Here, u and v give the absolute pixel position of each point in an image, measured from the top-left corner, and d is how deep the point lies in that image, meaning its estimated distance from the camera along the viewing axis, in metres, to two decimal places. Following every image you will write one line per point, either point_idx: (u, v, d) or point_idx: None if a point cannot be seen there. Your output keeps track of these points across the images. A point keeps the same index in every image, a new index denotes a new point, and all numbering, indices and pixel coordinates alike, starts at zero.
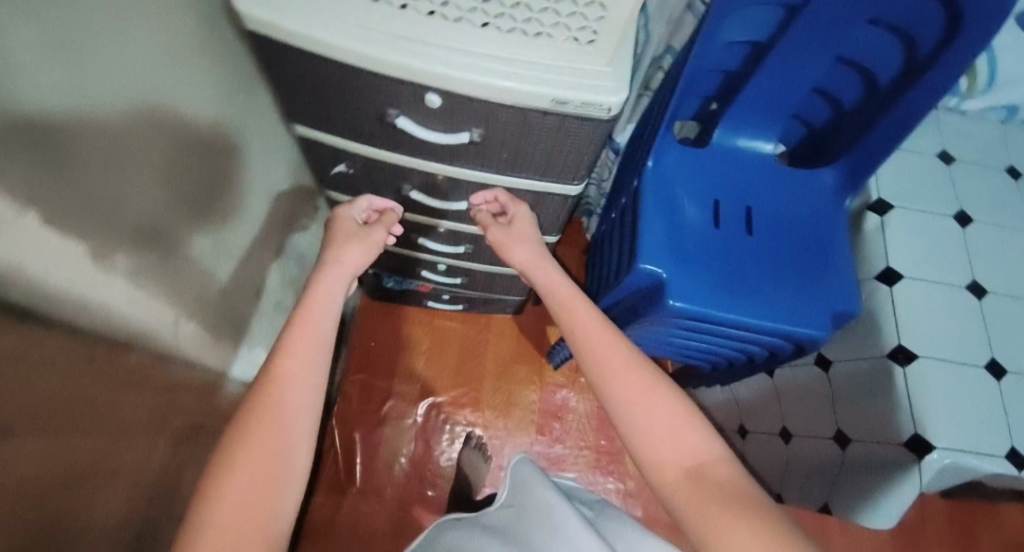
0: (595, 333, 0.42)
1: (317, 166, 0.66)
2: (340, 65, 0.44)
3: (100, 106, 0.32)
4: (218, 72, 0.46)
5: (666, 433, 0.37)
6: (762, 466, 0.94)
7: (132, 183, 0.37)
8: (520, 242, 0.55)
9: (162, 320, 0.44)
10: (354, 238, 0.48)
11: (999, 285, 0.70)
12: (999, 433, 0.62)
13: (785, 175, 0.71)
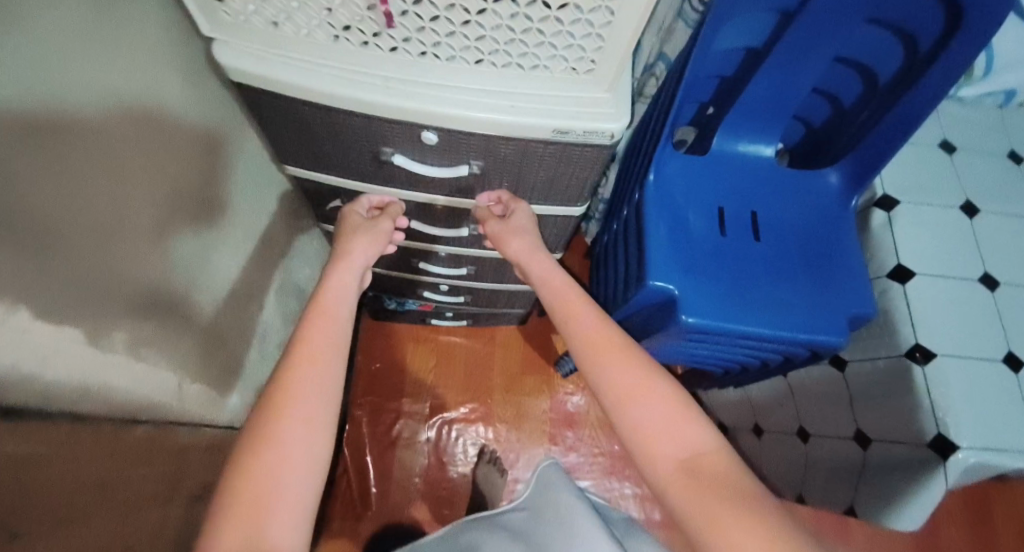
0: (589, 325, 0.41)
1: (312, 202, 0.64)
2: (333, 109, 0.43)
3: (81, 190, 0.31)
4: (206, 125, 0.45)
5: (660, 422, 0.35)
6: (780, 466, 0.93)
7: (127, 253, 0.36)
8: (520, 234, 0.51)
9: (166, 388, 0.43)
10: (362, 230, 0.47)
11: (1010, 273, 0.69)
12: (1021, 427, 0.61)
13: (788, 178, 0.70)
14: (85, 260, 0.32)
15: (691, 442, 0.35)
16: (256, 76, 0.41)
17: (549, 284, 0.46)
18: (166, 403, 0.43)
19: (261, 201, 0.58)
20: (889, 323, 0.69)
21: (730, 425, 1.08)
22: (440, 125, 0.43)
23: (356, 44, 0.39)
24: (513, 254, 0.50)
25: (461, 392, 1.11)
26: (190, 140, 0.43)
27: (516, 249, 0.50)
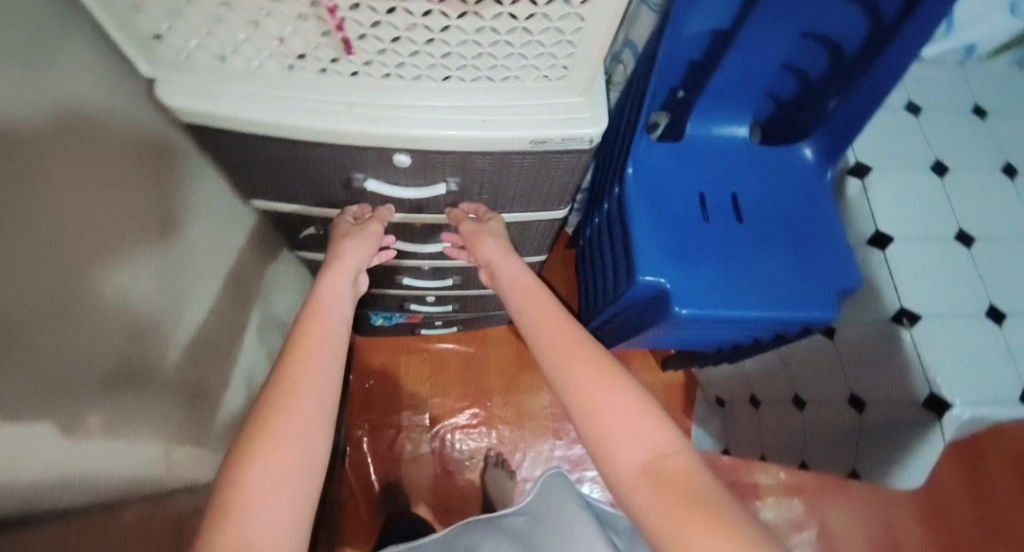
0: (551, 328, 0.42)
1: (285, 232, 0.62)
2: (296, 142, 0.41)
3: (29, 272, 0.28)
4: (159, 169, 0.42)
5: (623, 420, 0.35)
6: (780, 434, 0.95)
7: (94, 327, 0.34)
8: (493, 235, 0.51)
9: (149, 459, 0.41)
10: (354, 235, 0.47)
11: (983, 226, 0.71)
12: (1009, 376, 0.62)
13: (764, 157, 0.70)
14: (49, 348, 0.29)
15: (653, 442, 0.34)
16: (210, 117, 0.38)
17: (518, 285, 0.47)
18: (151, 478, 0.42)
19: (228, 239, 0.54)
20: (873, 289, 0.70)
21: (726, 399, 1.09)
22: (411, 148, 0.41)
23: (313, 71, 0.36)
24: (485, 254, 0.50)
25: (459, 398, 1.10)
26: (145, 194, 0.40)
27: (487, 251, 0.50)
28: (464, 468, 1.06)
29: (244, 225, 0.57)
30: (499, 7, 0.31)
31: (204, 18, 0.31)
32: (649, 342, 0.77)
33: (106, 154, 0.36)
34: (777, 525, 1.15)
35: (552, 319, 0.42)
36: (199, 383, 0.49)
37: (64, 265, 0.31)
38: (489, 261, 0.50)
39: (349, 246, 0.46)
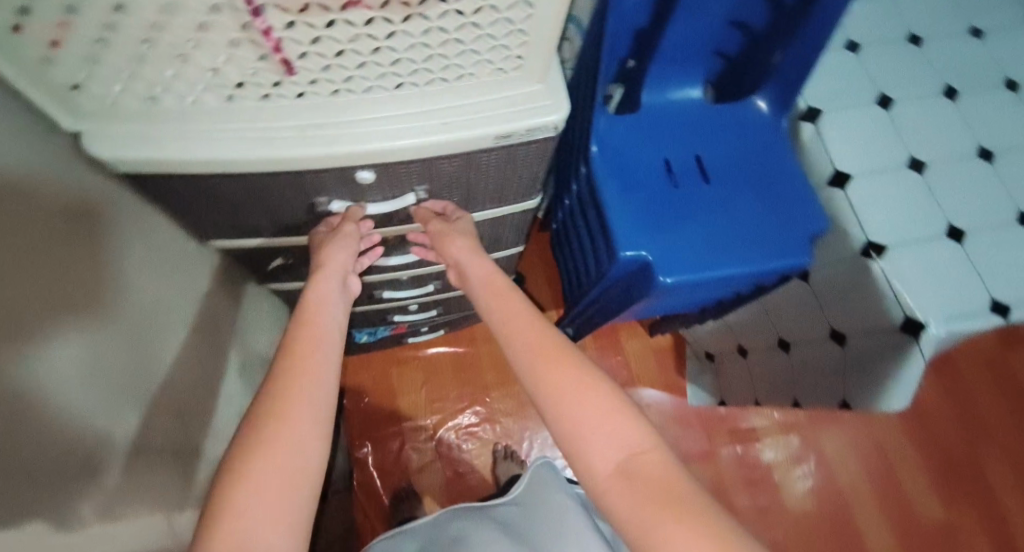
0: (521, 328, 0.42)
1: (252, 267, 0.59)
2: (248, 176, 0.38)
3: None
4: (109, 227, 0.40)
5: (595, 419, 0.36)
6: (770, 379, 0.98)
7: (69, 407, 0.32)
8: (461, 235, 0.50)
9: (148, 528, 0.40)
10: (337, 239, 0.45)
11: (932, 151, 0.74)
12: (976, 290, 0.65)
13: (719, 113, 0.71)
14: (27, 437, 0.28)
15: (626, 440, 0.35)
16: (149, 161, 0.35)
17: (489, 283, 0.47)
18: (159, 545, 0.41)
19: (193, 283, 0.52)
20: (840, 229, 0.72)
21: (715, 353, 1.12)
22: (373, 163, 0.39)
23: (255, 98, 0.33)
24: (453, 254, 0.49)
25: (457, 399, 1.09)
26: (99, 257, 0.38)
27: (457, 251, 0.49)
28: (472, 466, 1.06)
29: (207, 266, 0.54)
30: (444, 5, 0.29)
31: (124, 57, 0.28)
32: (636, 313, 0.77)
33: (50, 225, 0.34)
34: (777, 463, 1.20)
35: (523, 317, 0.43)
36: (189, 440, 0.47)
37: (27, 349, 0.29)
38: (457, 260, 0.49)
39: (332, 249, 0.44)
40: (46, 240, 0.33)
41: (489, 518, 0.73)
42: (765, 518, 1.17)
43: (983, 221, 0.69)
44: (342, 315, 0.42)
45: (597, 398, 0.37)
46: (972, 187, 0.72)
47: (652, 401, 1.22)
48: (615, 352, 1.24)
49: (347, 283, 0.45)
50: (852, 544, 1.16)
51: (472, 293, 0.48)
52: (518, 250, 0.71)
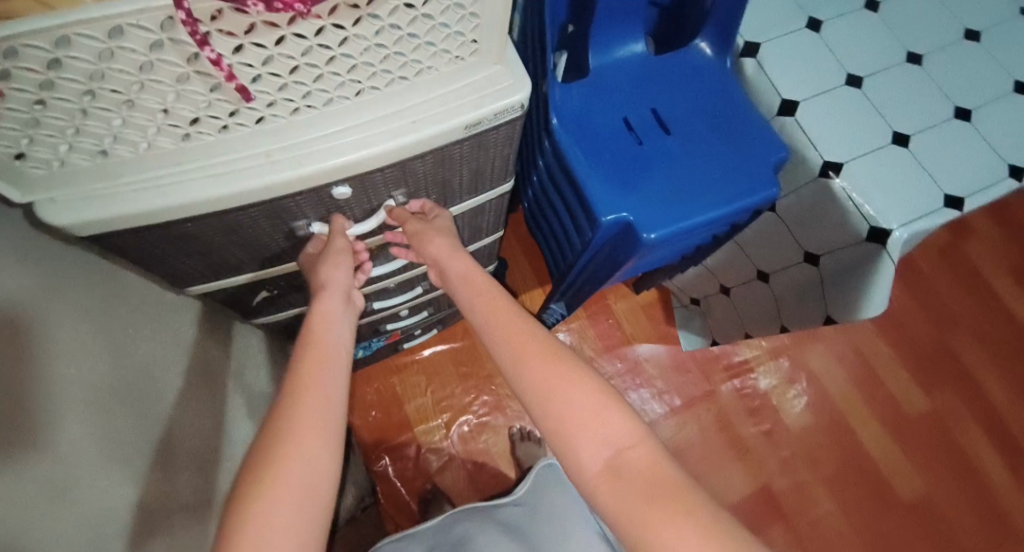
0: (507, 327, 0.42)
1: (235, 307, 0.57)
2: (220, 214, 0.37)
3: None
4: (74, 300, 0.39)
5: (584, 415, 0.38)
6: (755, 311, 1.01)
7: (72, 488, 0.32)
8: (438, 232, 0.48)
9: None
10: (332, 254, 0.43)
11: (867, 65, 0.77)
12: (929, 190, 0.69)
13: (664, 64, 0.73)
14: (28, 535, 0.28)
15: (613, 437, 0.37)
16: (112, 220, 0.33)
17: (470, 283, 0.46)
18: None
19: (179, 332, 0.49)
20: (797, 155, 0.75)
21: (700, 296, 1.16)
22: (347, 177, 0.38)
23: (214, 132, 0.32)
24: (434, 254, 0.48)
25: (462, 394, 1.09)
26: (73, 333, 0.37)
27: (438, 250, 0.47)
28: (491, 455, 1.07)
29: (191, 315, 0.52)
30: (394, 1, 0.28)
31: (66, 115, 0.26)
32: (621, 275, 0.79)
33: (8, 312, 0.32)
34: (774, 388, 1.26)
35: (504, 316, 0.43)
36: (215, 490, 0.46)
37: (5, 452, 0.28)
38: (438, 260, 0.48)
39: (329, 267, 0.43)
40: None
41: (495, 520, 0.76)
42: (772, 440, 1.22)
43: (924, 124, 0.73)
44: (347, 331, 0.42)
45: (581, 399, 0.38)
46: (910, 93, 0.75)
47: (649, 354, 1.26)
48: (605, 314, 1.27)
49: (349, 300, 0.44)
50: (853, 446, 1.24)
51: (455, 295, 0.47)
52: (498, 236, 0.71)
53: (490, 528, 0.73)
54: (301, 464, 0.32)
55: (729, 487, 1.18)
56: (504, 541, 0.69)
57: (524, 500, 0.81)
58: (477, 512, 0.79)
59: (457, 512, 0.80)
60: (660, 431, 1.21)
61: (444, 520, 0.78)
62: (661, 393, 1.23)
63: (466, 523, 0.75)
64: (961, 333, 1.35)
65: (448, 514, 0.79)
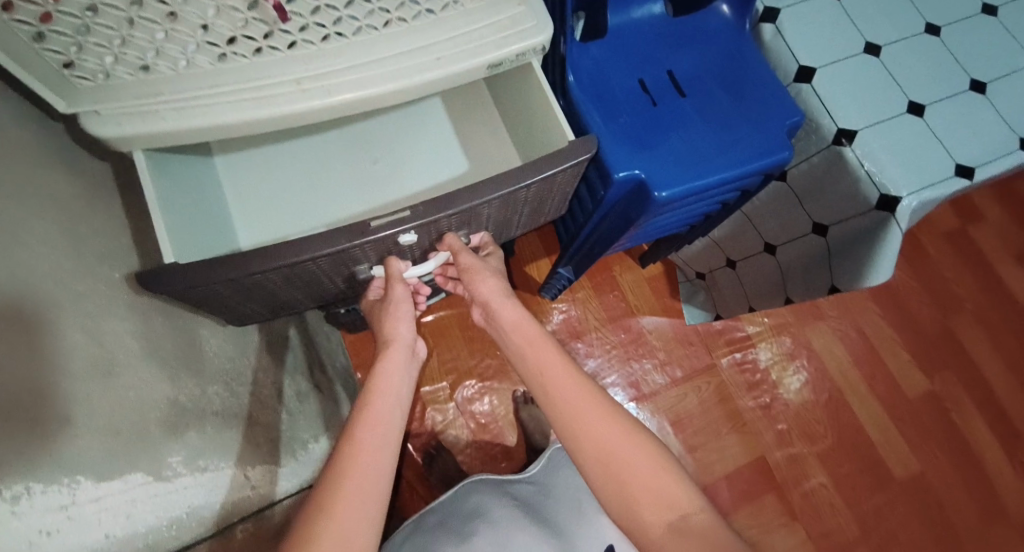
0: (572, 389, 0.50)
1: (292, 309, 0.62)
2: (293, 267, 0.44)
3: (43, 346, 0.28)
4: (112, 215, 0.41)
5: (650, 477, 0.45)
6: (759, 286, 1.02)
7: (127, 375, 0.34)
8: (488, 273, 0.60)
9: (236, 483, 0.43)
10: (401, 307, 0.57)
11: (887, 33, 0.76)
12: (941, 159, 0.70)
13: (683, 26, 0.73)
14: (101, 405, 0.31)
15: (674, 504, 0.44)
16: (151, 136, 0.35)
17: (524, 335, 0.55)
18: (243, 501, 0.43)
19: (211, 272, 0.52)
20: (811, 122, 0.75)
21: (706, 271, 1.17)
22: (414, 224, 0.46)
23: (248, 56, 0.33)
24: (484, 293, 0.59)
25: (468, 358, 1.12)
26: (111, 244, 0.39)
27: (484, 290, 0.58)
28: (493, 416, 1.10)
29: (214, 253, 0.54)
30: None
31: (114, 24, 0.28)
32: (630, 240, 0.82)
33: (66, 214, 0.35)
34: (773, 363, 1.28)
35: (564, 381, 0.51)
36: (247, 408, 0.49)
37: (68, 334, 0.30)
38: (487, 300, 0.59)
39: (395, 323, 0.56)
40: (53, 207, 0.34)
41: (509, 494, 0.79)
42: (769, 414, 1.25)
43: (941, 93, 0.73)
44: (405, 391, 0.51)
45: (645, 465, 0.45)
46: (930, 61, 0.75)
47: (652, 326, 1.27)
48: (611, 287, 1.28)
49: (410, 353, 0.55)
50: (849, 424, 1.26)
51: (508, 343, 0.56)
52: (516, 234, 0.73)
53: (504, 499, 0.77)
54: (368, 475, 0.41)
55: (726, 457, 1.21)
56: (520, 515, 0.73)
57: (534, 479, 0.85)
58: (489, 483, 0.82)
59: (471, 483, 0.82)
60: (660, 401, 1.23)
61: (459, 491, 0.80)
62: (663, 364, 1.25)
63: (480, 494, 0.78)
64: (963, 316, 1.36)
65: (460, 486, 0.81)
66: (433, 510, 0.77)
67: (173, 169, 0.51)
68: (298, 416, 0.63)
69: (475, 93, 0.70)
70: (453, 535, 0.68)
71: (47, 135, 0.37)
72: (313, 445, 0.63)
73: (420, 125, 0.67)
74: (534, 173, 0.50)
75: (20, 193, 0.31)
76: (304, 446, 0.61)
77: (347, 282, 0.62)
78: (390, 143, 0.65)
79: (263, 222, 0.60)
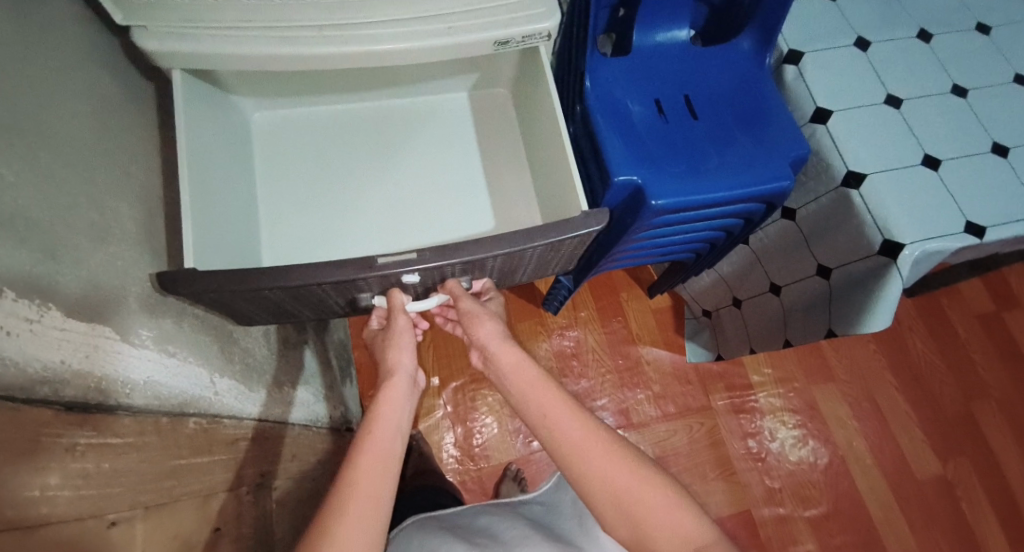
0: (570, 424, 0.47)
1: (295, 318, 0.66)
2: (293, 289, 0.48)
3: (52, 187, 0.33)
4: (136, 121, 0.47)
5: (665, 508, 0.43)
6: (761, 328, 1.00)
7: (116, 245, 0.39)
8: (485, 317, 0.58)
9: (199, 379, 0.46)
10: (403, 341, 0.56)
11: (910, 89, 0.78)
12: (952, 213, 0.70)
13: (707, 55, 0.76)
14: (90, 260, 0.35)
15: (687, 535, 0.43)
16: (182, 53, 0.45)
17: (521, 372, 0.52)
18: (202, 399, 0.46)
19: (229, 230, 0.57)
20: (822, 161, 0.77)
21: (712, 309, 1.16)
22: (418, 266, 0.50)
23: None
24: (481, 337, 0.56)
25: (462, 356, 1.13)
26: (132, 144, 0.45)
27: (483, 331, 0.56)
28: (479, 418, 1.10)
29: (234, 216, 0.59)
30: None
31: None
32: (627, 252, 0.83)
33: (100, 103, 0.42)
34: (772, 413, 1.24)
35: (558, 406, 0.49)
36: (222, 331, 0.53)
37: (77, 194, 0.36)
38: (484, 343, 0.56)
39: (397, 351, 0.54)
40: (88, 93, 0.40)
41: (520, 514, 0.74)
42: (762, 467, 1.20)
43: (958, 151, 0.74)
44: (407, 420, 0.50)
45: (658, 494, 0.44)
46: (949, 121, 0.76)
47: (653, 357, 1.25)
48: (616, 312, 1.28)
49: (412, 384, 0.54)
50: (846, 491, 1.20)
51: (506, 381, 0.53)
52: (523, 276, 0.77)
53: (518, 520, 0.70)
54: (364, 519, 0.40)
55: (710, 503, 1.16)
56: (533, 531, 0.66)
57: (545, 501, 0.81)
58: (502, 505, 0.77)
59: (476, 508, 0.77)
60: (648, 433, 1.20)
61: (467, 510, 0.74)
62: (658, 397, 1.23)
63: (491, 515, 0.72)
64: (990, 405, 1.28)
65: (467, 506, 0.76)
66: (437, 519, 0.71)
67: (199, 97, 0.58)
68: (275, 360, 0.66)
69: (496, 89, 0.76)
70: (462, 541, 0.61)
71: (98, 41, 0.44)
72: (288, 389, 0.67)
73: (452, 127, 0.73)
74: (540, 237, 0.52)
75: (59, 69, 0.37)
76: (277, 387, 0.64)
77: (350, 302, 0.65)
78: (417, 138, 0.72)
79: (282, 215, 0.65)
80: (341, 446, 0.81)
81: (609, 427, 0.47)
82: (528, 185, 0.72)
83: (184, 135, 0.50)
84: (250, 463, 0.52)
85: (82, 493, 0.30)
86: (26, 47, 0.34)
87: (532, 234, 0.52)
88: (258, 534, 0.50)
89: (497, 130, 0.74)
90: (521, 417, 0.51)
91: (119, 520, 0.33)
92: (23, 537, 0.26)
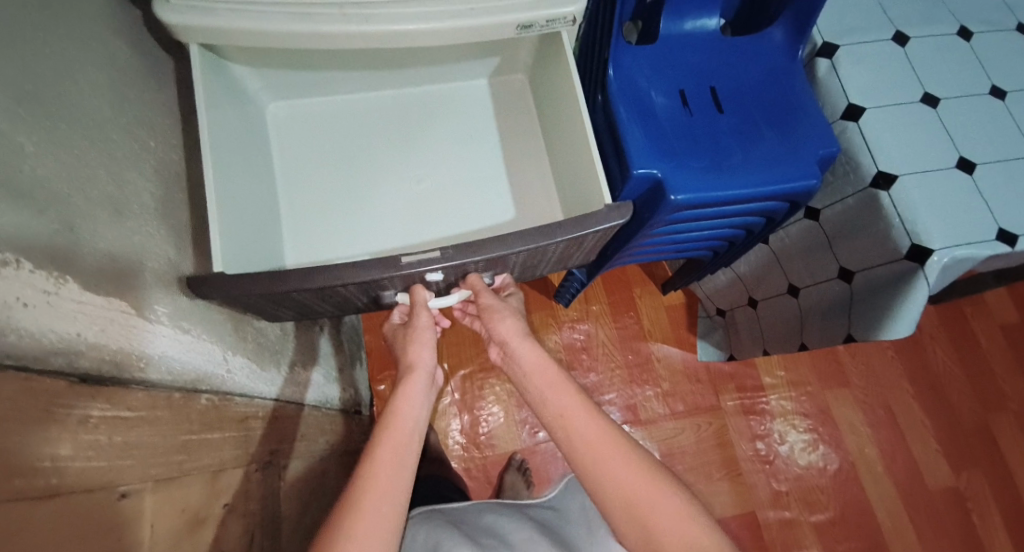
0: (585, 424, 0.47)
1: (322, 314, 0.67)
2: (320, 286, 0.49)
3: (71, 158, 0.33)
4: (156, 95, 0.47)
5: (673, 517, 0.42)
6: (776, 329, 0.98)
7: (134, 219, 0.39)
8: (507, 314, 0.57)
9: (212, 355, 0.46)
10: (425, 336, 0.55)
11: (947, 87, 0.75)
12: (984, 219, 0.67)
13: (736, 45, 0.74)
14: (108, 232, 0.35)
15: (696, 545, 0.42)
16: (201, 27, 0.45)
17: (540, 370, 0.52)
18: (214, 375, 0.46)
19: (248, 209, 0.57)
20: (850, 160, 0.74)
21: (726, 308, 1.14)
22: (440, 264, 0.50)
23: None
24: (502, 332, 0.56)
25: (472, 345, 1.13)
26: (151, 118, 0.45)
27: (504, 328, 0.56)
28: (486, 407, 1.10)
29: (258, 210, 0.59)
30: None
31: None
32: (643, 246, 0.82)
33: (120, 76, 0.42)
34: (782, 416, 1.22)
35: (574, 406, 0.48)
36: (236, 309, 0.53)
37: (96, 166, 0.36)
38: (505, 339, 0.55)
39: (419, 348, 0.54)
40: (108, 64, 0.40)
41: (526, 516, 0.74)
42: (769, 469, 1.19)
43: (994, 155, 0.71)
44: (423, 413, 0.49)
45: (669, 502, 0.43)
46: (987, 123, 0.73)
47: (663, 354, 1.24)
48: (628, 307, 1.26)
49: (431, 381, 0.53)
50: (855, 499, 1.18)
51: (524, 379, 0.53)
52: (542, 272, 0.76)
53: (522, 521, 0.70)
54: (378, 512, 0.40)
55: (715, 503, 1.15)
56: (537, 534, 0.66)
57: (551, 504, 0.80)
58: (506, 506, 0.77)
59: (481, 505, 0.76)
60: (655, 430, 1.19)
61: (471, 509, 0.74)
62: (666, 395, 1.22)
63: (495, 514, 0.72)
64: (1008, 419, 1.25)
65: (474, 503, 0.76)
66: (440, 512, 0.71)
67: (219, 74, 0.58)
68: (288, 339, 0.66)
69: (518, 76, 0.74)
70: (468, 538, 0.61)
71: (119, 13, 0.44)
72: (299, 370, 0.67)
73: (471, 115, 0.73)
74: (561, 234, 0.52)
75: (81, 39, 0.37)
76: (289, 368, 0.64)
77: (372, 300, 0.66)
78: (434, 125, 0.71)
79: (298, 198, 0.66)
80: (349, 428, 0.81)
81: (623, 429, 0.47)
82: (547, 175, 0.71)
83: (202, 111, 0.50)
84: (260, 443, 0.53)
85: (93, 464, 0.30)
86: (48, 15, 0.34)
87: (555, 230, 0.52)
88: (265, 511, 0.51)
89: (517, 118, 0.73)
90: (538, 416, 0.50)
91: (130, 492, 0.33)
92: (31, 505, 0.26)
